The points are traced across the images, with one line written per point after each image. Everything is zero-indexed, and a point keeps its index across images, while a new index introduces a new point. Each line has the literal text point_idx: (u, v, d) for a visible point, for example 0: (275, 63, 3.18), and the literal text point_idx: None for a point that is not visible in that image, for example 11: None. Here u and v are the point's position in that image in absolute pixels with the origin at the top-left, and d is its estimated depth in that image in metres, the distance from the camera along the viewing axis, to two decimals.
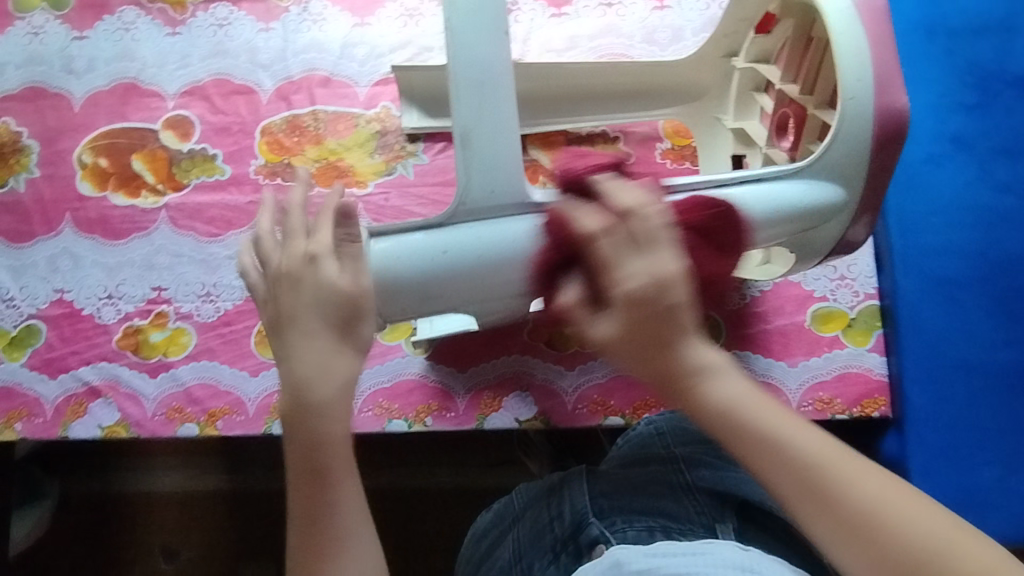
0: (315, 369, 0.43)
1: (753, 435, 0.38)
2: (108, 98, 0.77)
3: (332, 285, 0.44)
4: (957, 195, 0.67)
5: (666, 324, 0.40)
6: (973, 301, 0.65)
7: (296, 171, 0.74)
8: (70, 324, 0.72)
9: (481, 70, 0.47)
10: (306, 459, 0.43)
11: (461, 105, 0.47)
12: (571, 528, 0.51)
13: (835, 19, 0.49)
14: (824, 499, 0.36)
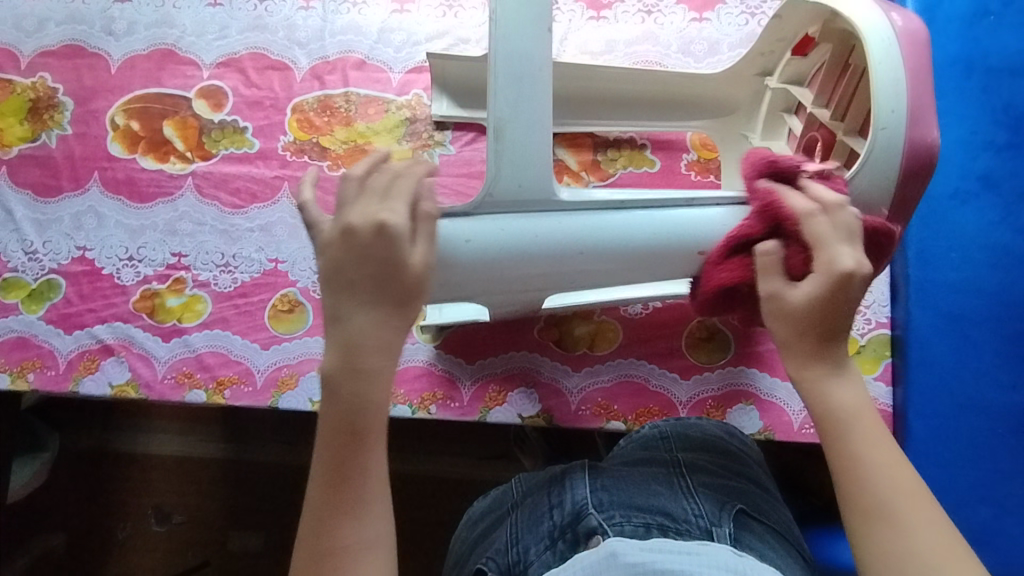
0: (370, 334, 0.45)
1: (853, 454, 0.44)
2: (145, 63, 0.78)
3: (407, 262, 0.45)
4: (979, 233, 0.67)
5: (840, 319, 0.45)
6: (985, 340, 0.65)
7: (323, 151, 0.75)
8: (89, 282, 0.73)
9: (520, 64, 0.47)
10: (345, 420, 0.45)
11: (497, 97, 0.47)
12: (569, 517, 0.52)
13: (875, 45, 0.49)
14: (902, 532, 0.41)
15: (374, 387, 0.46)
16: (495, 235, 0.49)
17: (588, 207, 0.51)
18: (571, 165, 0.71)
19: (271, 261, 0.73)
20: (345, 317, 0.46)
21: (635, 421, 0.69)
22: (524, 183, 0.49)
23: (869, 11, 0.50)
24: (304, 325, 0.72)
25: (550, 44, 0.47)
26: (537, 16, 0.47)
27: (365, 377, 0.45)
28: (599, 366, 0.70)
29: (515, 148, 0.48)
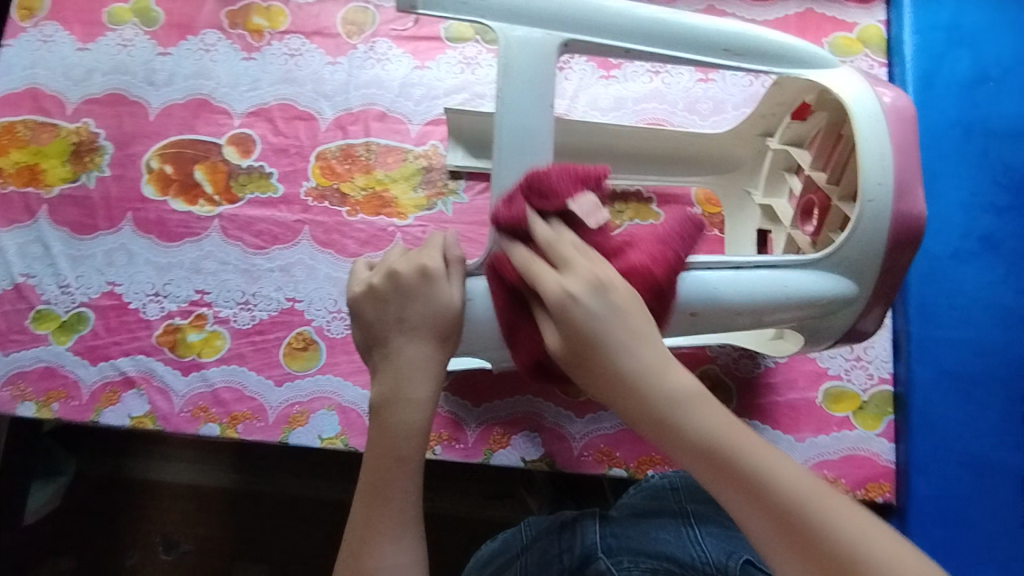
0: (410, 362, 0.48)
1: (734, 467, 0.40)
2: (182, 111, 0.83)
3: (445, 300, 0.49)
4: (980, 292, 0.68)
5: (585, 314, 0.43)
6: (988, 399, 0.66)
7: (343, 197, 0.79)
8: (116, 316, 0.77)
9: (524, 137, 0.51)
10: (389, 448, 0.46)
11: (500, 167, 0.51)
12: (580, 559, 0.56)
13: (863, 122, 0.52)
14: (733, 471, 0.39)
15: (407, 410, 0.47)
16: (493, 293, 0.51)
17: None
18: None
19: (288, 300, 0.77)
20: (391, 353, 0.48)
21: (638, 468, 0.70)
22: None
23: (857, 88, 0.53)
24: (318, 363, 0.75)
25: (552, 117, 0.51)
26: (542, 93, 0.51)
27: (401, 408, 0.47)
28: (601, 413, 0.72)
29: None
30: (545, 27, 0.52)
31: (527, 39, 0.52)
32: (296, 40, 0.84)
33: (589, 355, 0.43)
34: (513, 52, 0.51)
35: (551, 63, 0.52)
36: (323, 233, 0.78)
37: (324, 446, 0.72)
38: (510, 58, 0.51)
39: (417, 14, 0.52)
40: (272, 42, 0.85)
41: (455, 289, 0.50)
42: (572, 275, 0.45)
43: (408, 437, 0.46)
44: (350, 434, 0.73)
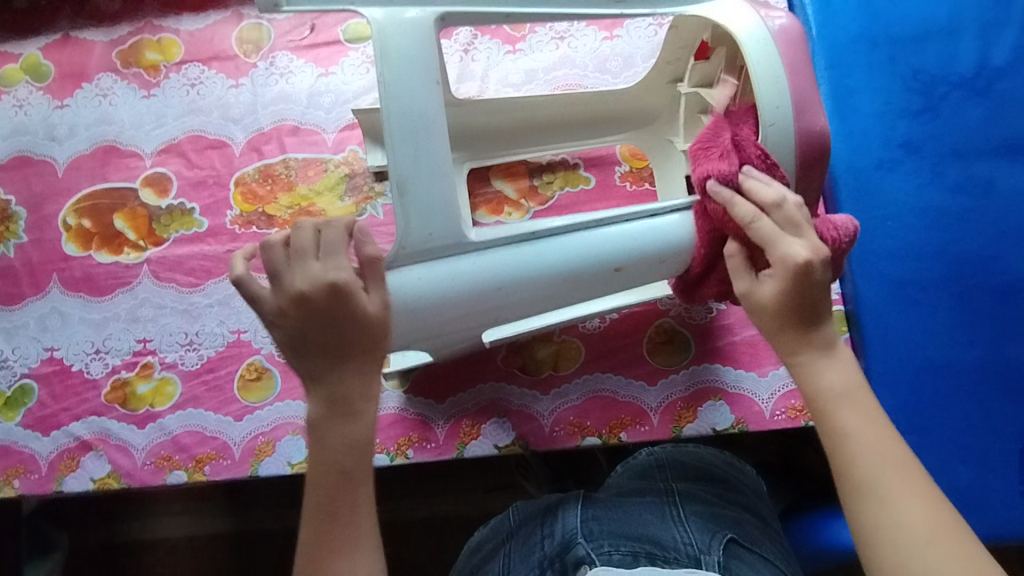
0: (338, 376, 0.47)
1: (841, 419, 0.46)
2: (90, 162, 0.80)
3: (364, 313, 0.47)
4: (911, 198, 0.68)
5: (816, 294, 0.47)
6: (935, 301, 0.66)
7: (270, 219, 0.77)
8: (60, 381, 0.75)
9: (415, 117, 0.49)
10: (332, 460, 0.47)
11: (395, 152, 0.49)
12: (560, 547, 0.53)
13: (751, 47, 0.51)
14: (839, 420, 0.46)
15: (345, 424, 0.47)
16: (410, 284, 0.50)
17: (499, 243, 0.52)
18: (510, 196, 0.73)
19: (233, 332, 0.75)
20: (318, 373, 0.48)
21: (611, 434, 0.69)
22: (435, 231, 0.50)
23: (745, 15, 0.53)
24: (275, 390, 0.73)
25: (439, 93, 0.49)
26: (426, 68, 0.49)
27: (344, 419, 0.47)
28: (567, 387, 0.71)
29: (419, 198, 0.49)
30: (417, 5, 0.51)
31: (404, 19, 0.49)
32: (194, 69, 0.82)
33: (791, 318, 0.48)
34: (389, 32, 0.49)
35: (432, 39, 0.50)
36: None
37: (295, 471, 0.71)
38: (385, 40, 0.49)
39: (284, 11, 0.50)
40: (170, 75, 0.82)
41: (376, 300, 0.48)
42: (793, 248, 0.47)
43: (348, 452, 0.47)
44: None
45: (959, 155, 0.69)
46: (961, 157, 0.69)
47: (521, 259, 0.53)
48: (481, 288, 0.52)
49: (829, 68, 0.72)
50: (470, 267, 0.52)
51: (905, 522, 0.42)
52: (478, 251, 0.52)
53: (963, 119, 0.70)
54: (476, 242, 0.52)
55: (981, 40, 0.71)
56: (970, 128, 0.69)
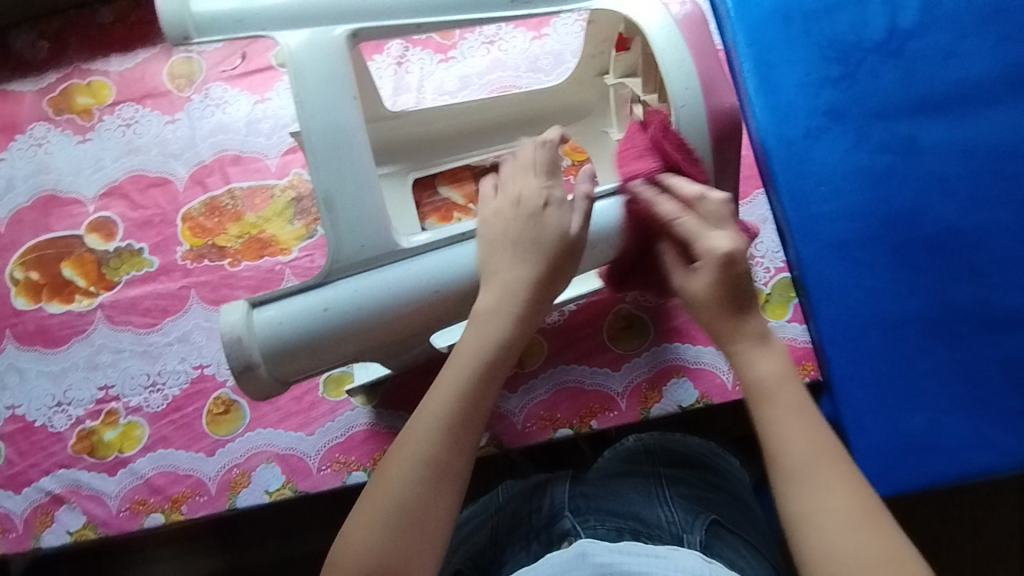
0: (514, 300, 0.49)
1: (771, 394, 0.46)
2: (31, 213, 0.79)
3: (567, 227, 0.51)
4: (840, 162, 0.71)
5: (741, 285, 0.47)
6: (874, 258, 0.69)
7: (221, 251, 0.77)
8: (25, 438, 0.73)
9: (335, 133, 0.51)
10: (480, 353, 0.48)
11: (318, 170, 0.51)
12: (545, 520, 0.54)
13: (658, 35, 0.54)
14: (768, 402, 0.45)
15: (495, 320, 0.49)
16: (348, 297, 0.51)
17: (426, 248, 0.53)
18: (457, 200, 0.74)
19: (195, 368, 0.74)
20: (496, 270, 0.50)
21: (582, 423, 0.70)
22: (366, 243, 0.52)
23: (650, 7, 0.56)
24: (245, 421, 0.73)
25: (359, 109, 0.52)
26: (342, 85, 0.52)
27: (487, 317, 0.49)
28: (534, 382, 0.72)
29: (348, 212, 0.51)
30: (324, 25, 0.53)
31: (310, 41, 0.52)
32: (129, 108, 0.82)
33: (732, 308, 0.47)
34: (302, 56, 0.52)
35: (344, 59, 0.52)
36: (211, 292, 0.76)
37: (274, 499, 0.70)
38: (297, 65, 0.51)
39: (195, 41, 0.53)
40: (104, 117, 0.82)
41: (577, 218, 0.51)
42: (725, 239, 0.47)
43: (503, 345, 0.48)
44: (296, 479, 0.71)
45: (880, 116, 0.72)
46: (882, 118, 0.72)
47: (448, 261, 0.52)
48: (422, 294, 0.51)
49: (750, 45, 0.74)
50: (395, 277, 0.51)
51: (821, 510, 0.41)
52: (409, 259, 0.52)
53: (880, 82, 0.73)
54: (410, 247, 0.52)
55: (887, 6, 0.74)
56: (887, 89, 0.72)
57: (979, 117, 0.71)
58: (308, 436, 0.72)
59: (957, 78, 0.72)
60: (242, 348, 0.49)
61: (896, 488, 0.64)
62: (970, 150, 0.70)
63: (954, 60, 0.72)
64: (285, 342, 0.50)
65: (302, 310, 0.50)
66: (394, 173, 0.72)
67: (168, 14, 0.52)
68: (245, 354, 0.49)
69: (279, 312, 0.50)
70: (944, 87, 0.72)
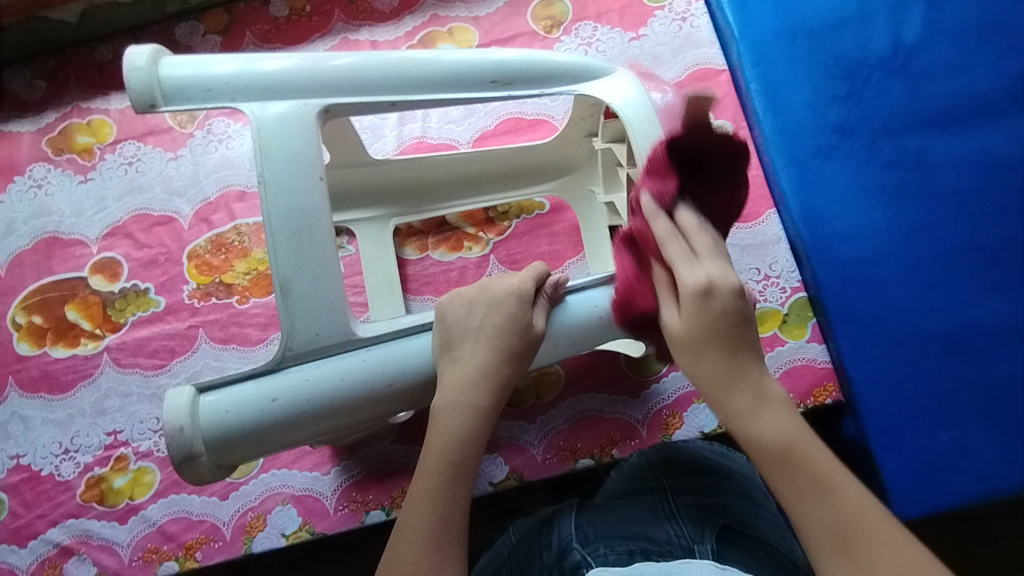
0: (475, 393, 0.49)
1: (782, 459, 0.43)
2: (33, 256, 0.78)
3: (534, 329, 0.51)
4: (851, 180, 0.71)
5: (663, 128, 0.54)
6: (890, 275, 0.68)
7: (228, 288, 0.75)
8: (31, 488, 0.71)
9: (296, 218, 0.48)
10: (447, 454, 0.48)
11: (277, 255, 0.48)
12: (556, 555, 0.53)
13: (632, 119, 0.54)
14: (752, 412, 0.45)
15: (451, 420, 0.48)
16: (299, 387, 0.48)
17: (388, 337, 0.51)
18: (468, 231, 0.75)
19: None
20: (442, 380, 0.50)
21: (603, 452, 0.69)
22: (321, 330, 0.49)
23: (629, 87, 0.56)
24: (258, 463, 0.71)
25: (325, 192, 0.49)
26: (309, 165, 0.49)
27: (437, 418, 0.49)
28: (552, 412, 0.71)
29: (304, 299, 0.49)
30: (298, 97, 0.51)
31: (281, 114, 0.50)
32: (130, 147, 0.81)
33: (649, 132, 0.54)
34: (269, 133, 0.49)
35: (311, 132, 0.50)
36: (220, 331, 0.74)
37: (290, 542, 0.69)
38: (265, 139, 0.49)
39: (162, 110, 0.50)
40: (105, 156, 0.81)
41: (541, 321, 0.52)
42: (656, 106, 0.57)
43: (460, 443, 0.48)
44: (313, 521, 0.69)
45: (889, 132, 0.72)
46: (891, 134, 0.72)
47: (407, 351, 0.50)
48: (373, 386, 0.49)
49: (756, 65, 0.75)
50: (349, 367, 0.49)
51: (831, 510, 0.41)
52: (369, 348, 0.50)
53: (887, 98, 0.73)
54: (368, 336, 0.50)
55: (891, 22, 0.75)
56: (895, 105, 0.73)
57: (988, 130, 0.71)
58: (323, 475, 0.70)
59: (964, 92, 0.72)
60: (182, 438, 0.46)
61: (926, 509, 0.63)
62: (980, 164, 0.70)
63: (959, 74, 0.73)
64: (230, 432, 0.47)
65: (248, 400, 0.47)
66: (377, 217, 0.72)
67: (134, 80, 0.49)
68: (186, 443, 0.46)
69: (224, 400, 0.47)
70: (952, 101, 0.72)
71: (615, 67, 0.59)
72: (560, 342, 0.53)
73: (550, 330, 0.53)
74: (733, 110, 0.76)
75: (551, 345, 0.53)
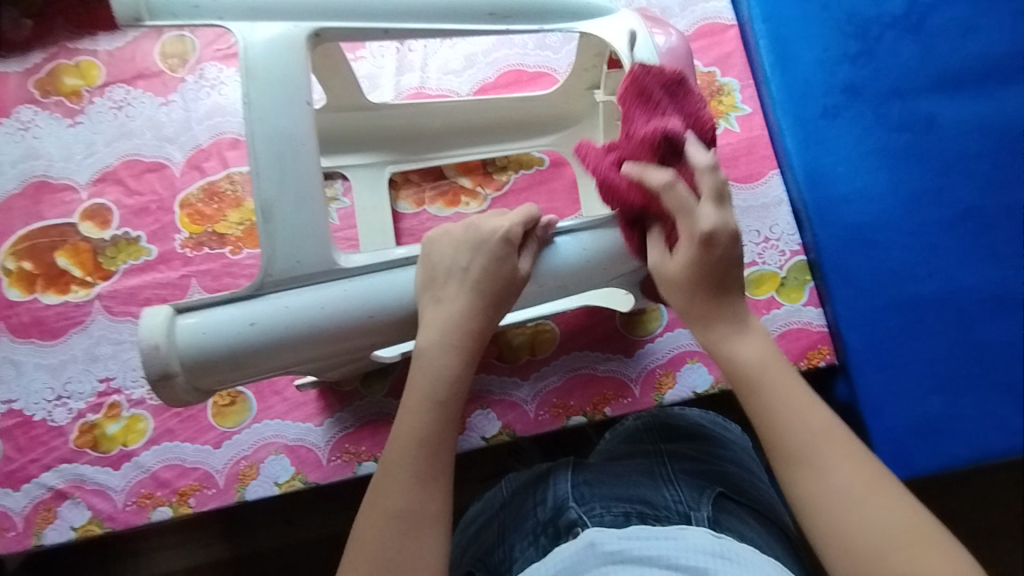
0: (459, 334, 0.49)
1: (764, 401, 0.48)
2: (21, 202, 0.76)
3: (518, 269, 0.50)
4: (858, 141, 0.70)
5: (728, 270, 0.49)
6: (892, 240, 0.68)
7: (221, 238, 0.74)
8: (24, 433, 0.71)
9: (281, 141, 0.48)
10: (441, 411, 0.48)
11: (260, 179, 0.47)
12: (551, 512, 0.53)
13: None
14: (763, 396, 0.48)
15: (434, 361, 0.49)
16: (279, 314, 0.47)
17: (369, 270, 0.50)
18: (466, 185, 0.73)
19: None
20: (423, 319, 0.49)
21: (595, 410, 0.70)
22: (302, 258, 0.48)
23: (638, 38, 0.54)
24: (252, 412, 0.71)
25: (312, 118, 0.48)
26: (300, 96, 0.48)
27: (419, 359, 0.49)
28: (546, 368, 0.71)
29: (286, 224, 0.48)
30: (292, 29, 0.49)
31: (272, 37, 0.48)
32: (119, 90, 0.78)
33: (698, 290, 0.49)
34: (258, 57, 0.48)
35: (301, 62, 0.49)
36: (212, 281, 0.73)
37: (283, 491, 0.69)
38: (252, 64, 0.48)
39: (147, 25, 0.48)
40: (94, 99, 0.78)
41: (528, 261, 0.51)
42: (713, 220, 0.48)
43: (444, 384, 0.49)
44: (306, 471, 0.70)
45: (899, 94, 0.70)
46: (901, 96, 0.70)
47: (390, 285, 0.50)
48: (355, 317, 0.48)
49: (766, 20, 0.72)
50: (329, 296, 0.48)
51: (823, 480, 0.45)
52: (351, 277, 0.49)
53: (898, 58, 0.71)
54: (351, 267, 0.49)
55: None
56: (907, 66, 0.71)
57: (1000, 95, 0.70)
58: (315, 426, 0.71)
59: (979, 54, 0.71)
60: (158, 356, 0.45)
61: (913, 471, 0.64)
62: (991, 129, 0.69)
63: (973, 35, 0.71)
64: (208, 354, 0.46)
65: (227, 323, 0.46)
66: (372, 163, 0.71)
67: None
68: (161, 362, 0.45)
69: (203, 321, 0.46)
70: (965, 63, 0.71)
71: (617, 9, 0.57)
72: (547, 285, 0.52)
73: (537, 271, 0.52)
74: (740, 68, 0.74)
75: (538, 288, 0.52)
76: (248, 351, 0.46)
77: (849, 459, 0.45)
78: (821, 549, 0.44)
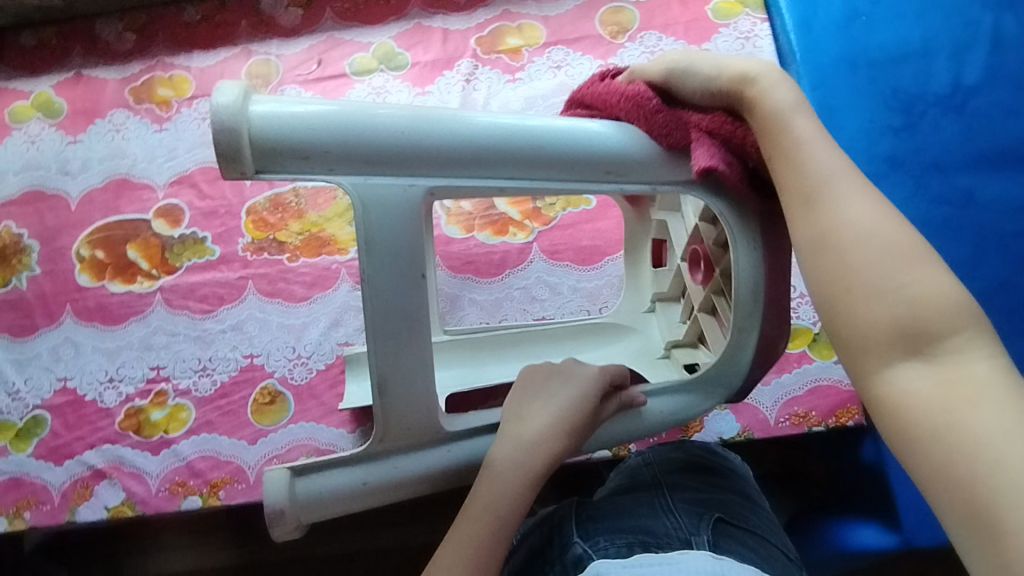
0: (533, 454, 0.48)
1: (796, 136, 0.43)
2: (103, 195, 0.82)
3: (596, 412, 0.52)
4: (899, 208, 0.72)
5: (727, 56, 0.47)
6: None
7: (281, 245, 0.80)
8: (74, 411, 0.75)
9: (399, 317, 0.45)
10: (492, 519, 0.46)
11: (377, 355, 0.46)
12: (559, 550, 0.54)
13: None
14: (777, 128, 0.43)
15: (500, 475, 0.48)
16: (389, 475, 0.49)
17: (470, 432, 0.52)
18: (513, 217, 0.79)
19: (247, 356, 0.76)
20: (499, 436, 0.50)
21: (620, 445, 0.71)
22: (413, 427, 0.49)
23: None
24: (289, 413, 0.73)
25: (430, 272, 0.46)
26: (409, 229, 0.45)
27: (487, 475, 0.48)
28: None
29: (400, 397, 0.47)
30: (404, 177, 0.44)
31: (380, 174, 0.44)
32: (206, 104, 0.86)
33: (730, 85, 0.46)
34: (373, 222, 0.44)
35: (416, 224, 0.45)
36: (268, 284, 0.78)
37: None
38: (363, 199, 0.44)
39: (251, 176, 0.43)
40: (181, 110, 0.86)
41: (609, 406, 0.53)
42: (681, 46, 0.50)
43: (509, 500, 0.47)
44: None
45: (939, 168, 0.73)
46: (941, 170, 0.73)
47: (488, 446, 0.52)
48: (457, 477, 0.51)
49: (814, 88, 0.77)
50: (435, 460, 0.50)
51: (833, 215, 0.41)
52: (455, 441, 0.51)
53: (941, 135, 0.74)
54: (454, 432, 0.51)
55: (952, 63, 0.78)
56: (949, 143, 0.74)
57: None
58: (347, 434, 0.72)
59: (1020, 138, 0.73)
60: (283, 517, 0.48)
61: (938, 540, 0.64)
62: None
63: (1015, 119, 0.74)
64: (325, 508, 0.49)
65: (341, 484, 0.49)
66: None
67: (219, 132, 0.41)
68: (284, 522, 0.48)
69: (321, 483, 0.49)
70: (1006, 144, 0.73)
71: None
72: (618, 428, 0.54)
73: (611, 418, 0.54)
74: None
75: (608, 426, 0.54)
76: (358, 508, 0.50)
77: (877, 210, 0.40)
78: (813, 288, 0.41)
